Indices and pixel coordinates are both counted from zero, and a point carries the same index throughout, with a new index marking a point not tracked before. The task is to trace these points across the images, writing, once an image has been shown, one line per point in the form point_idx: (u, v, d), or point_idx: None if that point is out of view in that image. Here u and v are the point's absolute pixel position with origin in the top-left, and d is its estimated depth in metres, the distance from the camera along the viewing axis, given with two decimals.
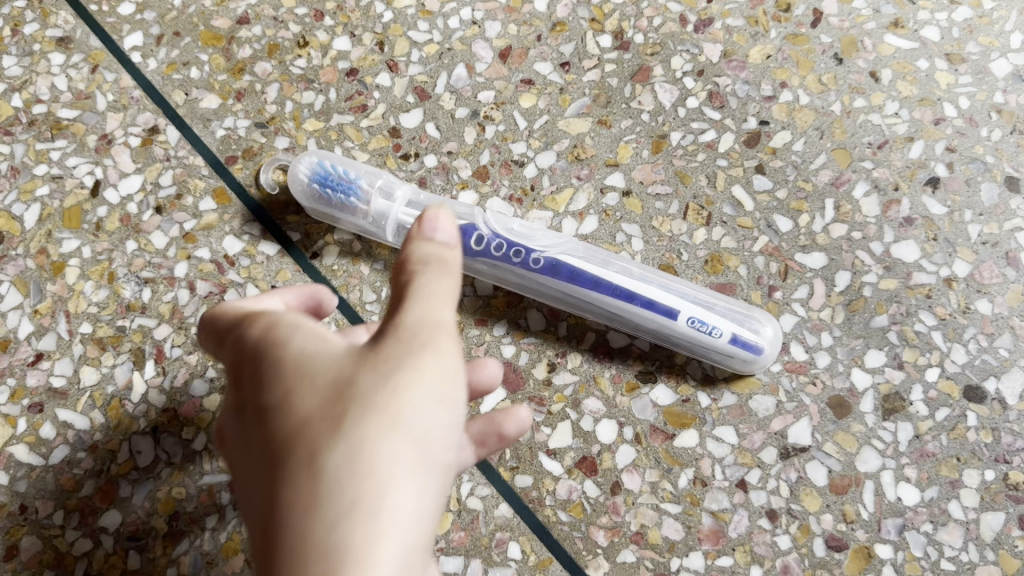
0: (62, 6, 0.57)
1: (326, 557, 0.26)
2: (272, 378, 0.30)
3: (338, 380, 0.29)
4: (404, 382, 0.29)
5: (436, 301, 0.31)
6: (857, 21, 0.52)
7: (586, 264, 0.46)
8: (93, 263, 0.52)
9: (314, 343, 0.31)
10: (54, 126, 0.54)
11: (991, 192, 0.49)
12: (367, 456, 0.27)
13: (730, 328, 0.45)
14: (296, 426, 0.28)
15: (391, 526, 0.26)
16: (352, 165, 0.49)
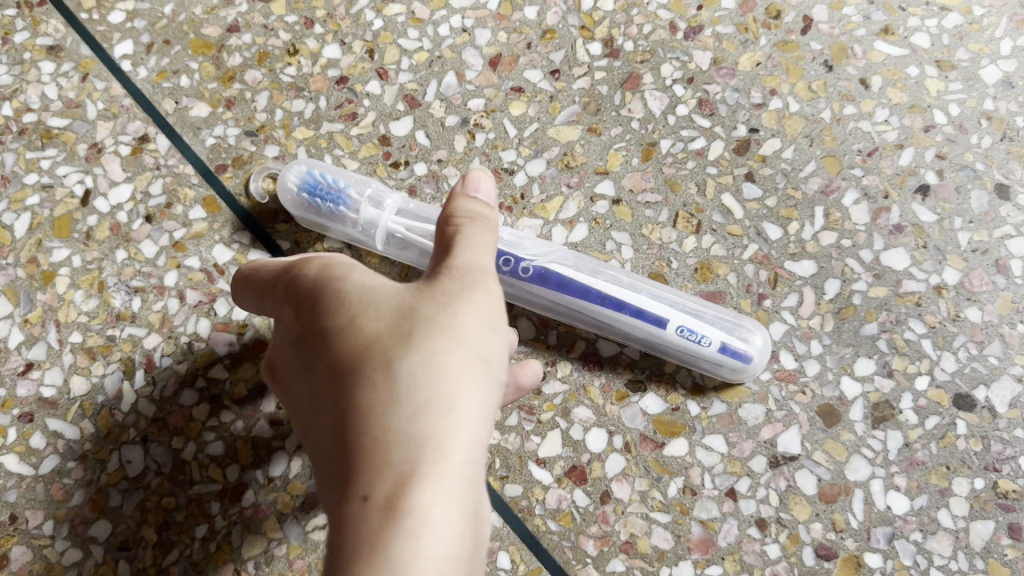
0: (52, 14, 0.57)
1: (407, 441, 0.29)
2: (342, 312, 0.35)
3: (404, 307, 0.33)
4: (462, 307, 0.33)
5: (482, 249, 0.37)
6: (847, 27, 0.52)
7: (575, 272, 0.46)
8: (83, 272, 0.51)
9: (375, 287, 0.36)
10: (44, 134, 0.54)
11: (980, 200, 0.49)
12: (438, 363, 0.31)
13: (720, 336, 0.44)
14: (370, 343, 0.32)
15: (462, 420, 0.30)
16: (342, 173, 0.49)
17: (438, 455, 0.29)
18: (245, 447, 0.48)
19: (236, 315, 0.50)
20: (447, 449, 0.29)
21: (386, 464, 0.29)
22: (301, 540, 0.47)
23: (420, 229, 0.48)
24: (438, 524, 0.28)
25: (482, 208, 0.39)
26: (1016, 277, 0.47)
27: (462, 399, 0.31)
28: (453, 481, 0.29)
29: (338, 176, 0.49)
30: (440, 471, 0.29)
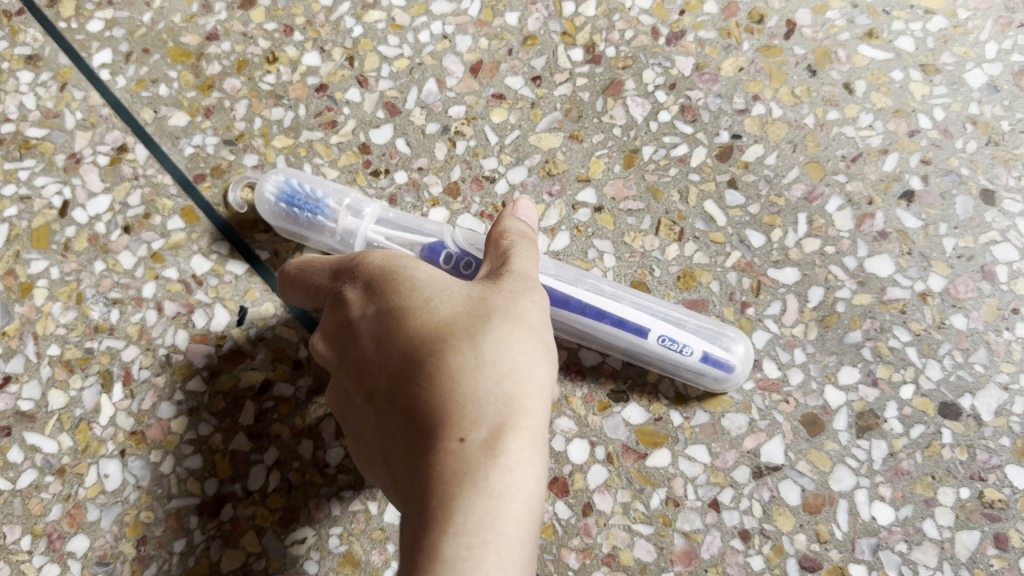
0: (30, 23, 0.56)
1: (495, 399, 0.33)
2: (412, 293, 0.37)
3: (476, 294, 0.36)
4: (528, 296, 0.37)
5: (533, 253, 0.40)
6: (831, 32, 0.52)
7: (555, 281, 0.44)
8: (61, 284, 0.51)
9: (442, 277, 0.38)
10: (23, 145, 0.54)
11: (966, 205, 0.48)
12: (515, 340, 0.35)
13: (701, 344, 0.44)
14: (450, 320, 0.35)
15: (538, 390, 0.34)
16: (321, 183, 0.49)
17: (525, 414, 0.33)
18: (224, 460, 0.48)
19: (215, 327, 0.50)
20: (529, 410, 0.33)
21: (478, 418, 0.32)
22: (280, 554, 0.46)
23: (400, 237, 0.47)
24: (526, 470, 0.32)
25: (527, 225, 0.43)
26: (1003, 283, 0.47)
27: (538, 370, 0.34)
28: (535, 436, 0.33)
29: (317, 185, 0.48)
30: (527, 428, 0.33)
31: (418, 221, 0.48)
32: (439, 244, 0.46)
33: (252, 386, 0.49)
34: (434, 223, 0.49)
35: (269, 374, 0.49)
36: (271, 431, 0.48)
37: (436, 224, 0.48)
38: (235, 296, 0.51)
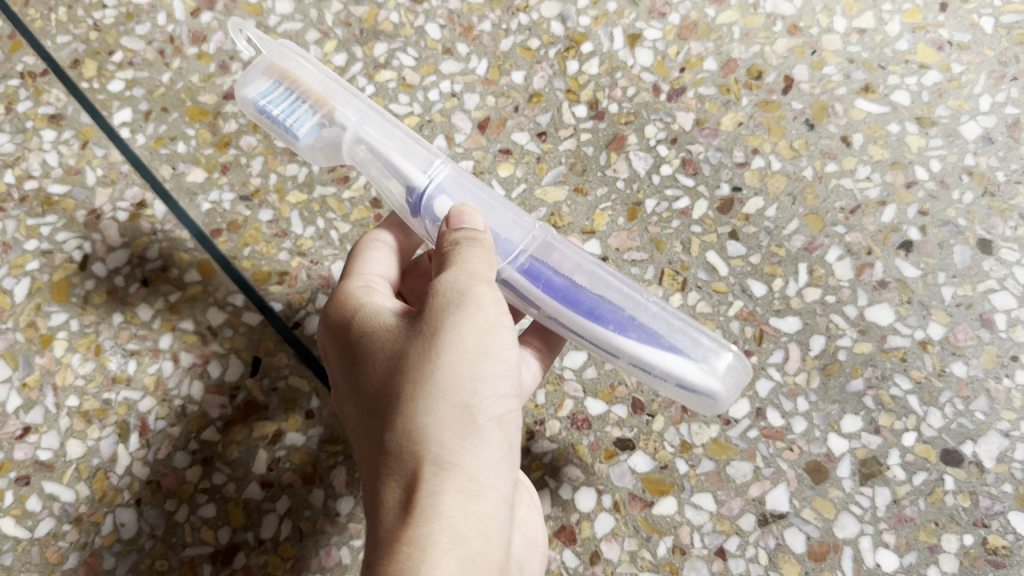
0: (54, 84, 0.60)
1: (402, 506, 0.34)
2: (352, 368, 0.39)
3: (395, 365, 0.37)
4: (440, 353, 0.36)
5: (474, 266, 0.39)
6: (828, 87, 0.54)
7: (553, 284, 0.42)
8: (80, 335, 0.53)
9: (377, 332, 0.39)
10: (45, 201, 0.56)
11: (964, 254, 0.49)
12: (420, 427, 0.35)
13: (672, 368, 0.41)
14: (375, 410, 0.37)
15: (445, 482, 0.35)
16: (296, 100, 0.46)
17: (424, 515, 0.34)
18: (237, 509, 0.48)
19: (229, 377, 0.51)
20: (429, 511, 0.34)
21: (385, 530, 0.34)
22: None
23: (377, 175, 0.45)
24: None
25: (475, 228, 0.41)
26: (1001, 331, 0.48)
27: (445, 453, 0.35)
28: (439, 536, 0.33)
29: (291, 105, 0.46)
30: (429, 530, 0.33)
31: (404, 143, 0.44)
32: (413, 194, 0.44)
33: (264, 435, 0.50)
34: (424, 145, 0.45)
35: (281, 424, 0.50)
36: (283, 479, 0.49)
37: (423, 151, 0.44)
38: (249, 346, 0.52)
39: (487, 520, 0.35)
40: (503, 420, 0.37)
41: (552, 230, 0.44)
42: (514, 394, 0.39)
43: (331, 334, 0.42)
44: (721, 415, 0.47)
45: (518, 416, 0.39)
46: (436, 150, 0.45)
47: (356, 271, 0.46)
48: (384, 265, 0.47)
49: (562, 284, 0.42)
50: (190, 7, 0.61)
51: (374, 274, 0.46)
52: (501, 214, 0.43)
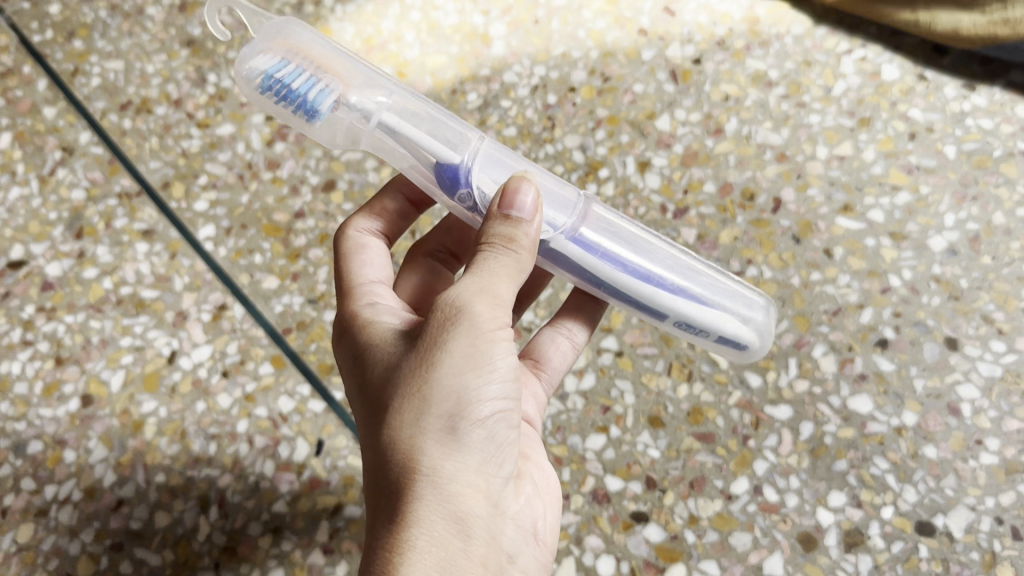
0: (147, 204, 0.70)
1: (391, 507, 0.41)
2: (360, 375, 0.45)
3: (392, 377, 0.43)
4: (428, 368, 0.42)
5: (492, 280, 0.44)
6: (812, 206, 0.62)
7: (608, 254, 0.48)
8: (167, 421, 0.61)
9: (383, 345, 0.45)
10: (138, 304, 0.66)
11: (933, 350, 0.57)
12: (408, 436, 0.41)
13: (731, 328, 0.50)
14: (374, 415, 0.43)
15: (426, 487, 0.41)
16: (313, 72, 0.46)
17: (406, 517, 0.40)
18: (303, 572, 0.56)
19: (297, 457, 0.59)
20: (410, 515, 0.40)
21: (377, 526, 0.41)
22: None
23: (410, 151, 0.48)
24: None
25: (521, 217, 0.44)
26: (967, 418, 0.55)
27: (429, 460, 0.41)
28: (417, 536, 0.40)
29: (306, 79, 0.46)
30: (409, 532, 0.40)
31: (440, 120, 0.48)
32: (455, 170, 0.47)
33: (327, 507, 0.58)
34: (459, 123, 0.48)
35: (341, 497, 0.58)
36: (343, 546, 0.56)
37: (460, 129, 0.48)
38: (314, 430, 0.60)
39: (466, 518, 0.42)
40: (488, 423, 0.43)
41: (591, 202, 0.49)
42: (504, 398, 0.44)
43: (345, 338, 0.48)
44: (723, 491, 0.54)
45: (511, 417, 0.44)
46: (470, 126, 0.49)
47: (353, 280, 0.53)
48: (377, 266, 0.54)
49: (613, 253, 0.48)
50: (265, 138, 0.72)
51: (372, 280, 0.53)
52: (554, 183, 0.49)
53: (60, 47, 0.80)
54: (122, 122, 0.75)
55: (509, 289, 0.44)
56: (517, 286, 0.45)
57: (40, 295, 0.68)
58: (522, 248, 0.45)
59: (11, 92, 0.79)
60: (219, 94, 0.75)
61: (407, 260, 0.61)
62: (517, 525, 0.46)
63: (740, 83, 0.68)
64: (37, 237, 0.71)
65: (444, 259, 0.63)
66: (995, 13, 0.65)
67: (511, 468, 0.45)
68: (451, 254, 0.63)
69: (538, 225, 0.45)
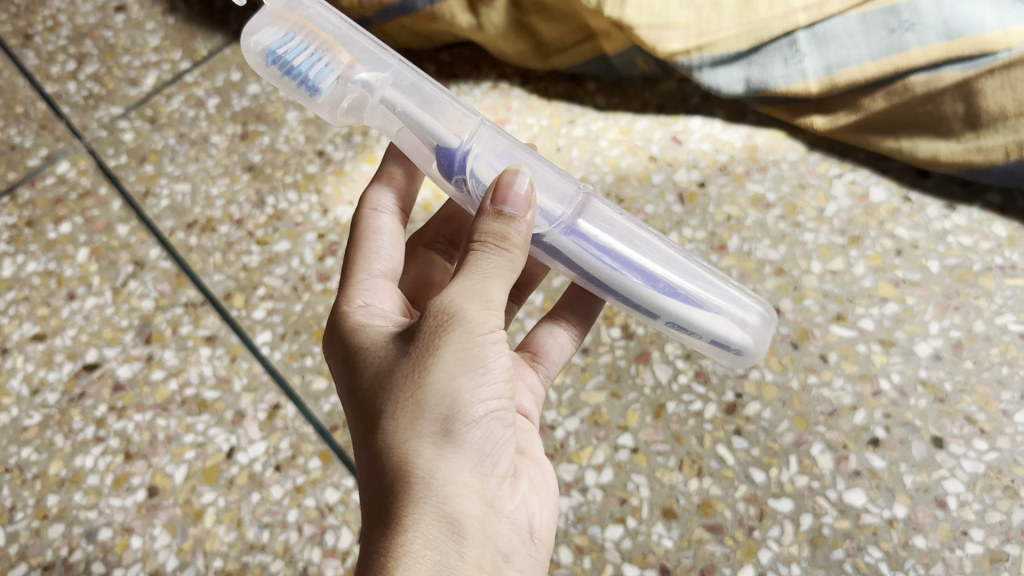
0: (210, 313, 0.79)
1: (390, 509, 0.46)
2: (355, 381, 0.50)
3: (386, 385, 0.48)
4: (421, 377, 0.47)
5: (484, 283, 0.49)
6: (808, 315, 0.69)
7: (612, 253, 0.54)
8: (225, 510, 0.69)
9: (378, 352, 0.50)
10: (201, 403, 0.74)
11: (920, 448, 0.63)
12: (404, 441, 0.47)
13: (714, 326, 0.56)
14: (369, 421, 0.48)
15: (421, 489, 0.46)
16: (317, 50, 0.53)
17: (406, 517, 0.46)
18: None
19: (341, 544, 0.67)
20: (407, 518, 0.46)
21: (377, 526, 0.46)
22: None
23: (409, 128, 0.54)
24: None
25: (514, 215, 0.49)
26: (953, 510, 0.60)
27: (426, 462, 0.47)
28: (414, 535, 0.45)
29: (309, 57, 0.53)
30: (410, 532, 0.45)
31: (439, 104, 0.54)
32: (452, 153, 0.53)
33: None
34: (457, 109, 0.54)
35: None
36: None
37: (459, 113, 0.54)
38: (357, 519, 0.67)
39: (460, 517, 0.47)
40: (479, 425, 0.48)
41: (598, 201, 0.55)
42: (494, 399, 0.49)
43: (340, 345, 0.53)
44: None
45: (501, 417, 0.50)
46: (472, 112, 0.55)
47: (359, 269, 0.59)
48: (384, 257, 0.60)
49: (615, 252, 0.54)
50: (317, 253, 0.81)
51: (377, 271, 0.59)
52: (550, 176, 0.54)
53: (133, 171, 0.90)
54: (188, 239, 0.84)
55: (500, 291, 0.50)
56: (508, 285, 0.51)
57: (112, 395, 0.76)
58: (514, 246, 0.50)
59: (88, 211, 0.88)
60: (277, 214, 0.84)
61: (410, 254, 0.71)
62: (512, 524, 0.51)
63: (741, 204, 0.76)
64: (109, 341, 0.79)
65: (443, 248, 0.72)
66: (969, 141, 0.72)
67: (501, 468, 0.51)
68: (449, 243, 0.72)
69: (529, 217, 0.50)
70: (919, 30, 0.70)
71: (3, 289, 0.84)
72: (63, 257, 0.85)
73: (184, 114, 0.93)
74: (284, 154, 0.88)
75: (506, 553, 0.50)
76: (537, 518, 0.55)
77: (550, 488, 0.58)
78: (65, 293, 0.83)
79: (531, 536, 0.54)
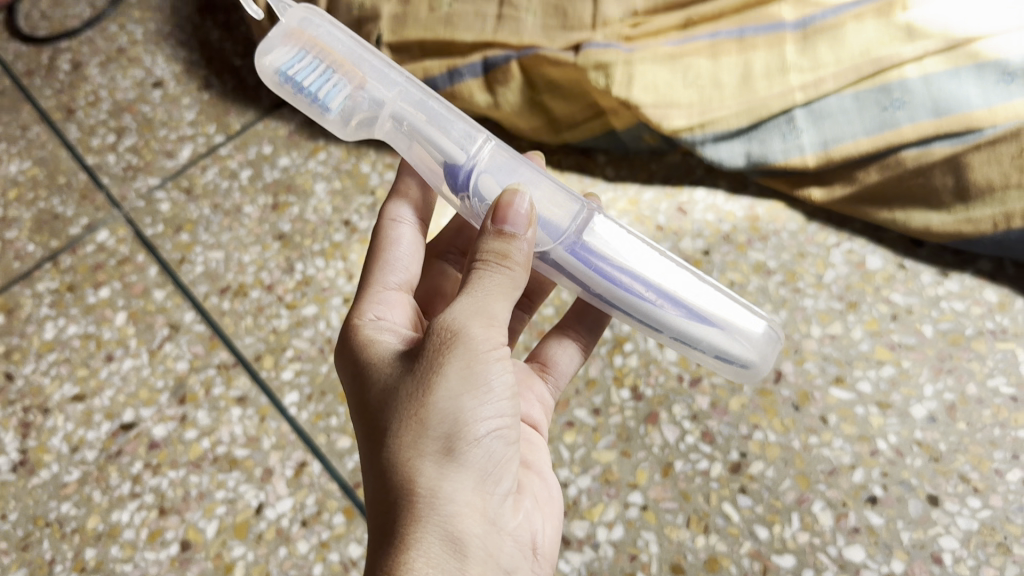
0: (241, 374, 0.84)
1: (395, 526, 0.48)
2: (364, 399, 0.52)
3: (392, 404, 0.50)
4: (427, 396, 0.49)
5: (487, 301, 0.52)
6: (808, 378, 0.73)
7: (612, 267, 0.57)
8: (254, 564, 0.73)
9: (386, 371, 0.52)
10: (231, 461, 0.78)
11: (916, 506, 0.66)
12: (409, 460, 0.49)
13: (715, 338, 0.58)
14: (376, 438, 0.50)
15: (425, 507, 0.48)
16: (326, 71, 0.57)
17: (410, 537, 0.47)
18: None
19: None
20: (411, 535, 0.47)
21: (382, 544, 0.48)
22: None
23: (418, 142, 0.58)
24: None
25: (514, 232, 0.52)
26: (949, 565, 0.63)
27: (429, 481, 0.48)
28: (417, 552, 0.47)
29: (318, 77, 0.56)
30: (413, 551, 0.47)
31: (445, 120, 0.57)
32: (458, 169, 0.57)
33: None
34: (464, 124, 0.57)
35: None
36: None
37: (465, 131, 0.57)
38: None
39: (462, 535, 0.48)
40: (483, 443, 0.50)
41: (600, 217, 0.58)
42: (497, 418, 0.51)
43: (350, 362, 0.55)
44: None
45: (504, 435, 0.51)
46: (477, 127, 0.58)
47: (374, 281, 0.62)
48: (399, 271, 0.64)
49: (615, 267, 0.57)
50: (343, 317, 0.86)
51: (391, 284, 0.63)
52: (553, 193, 0.57)
53: (170, 239, 0.95)
54: (222, 304, 0.89)
55: (501, 308, 0.53)
56: (510, 301, 0.53)
57: (147, 453, 0.80)
58: (514, 264, 0.53)
59: (126, 277, 0.93)
60: (305, 280, 0.89)
61: (426, 266, 0.76)
62: (513, 541, 0.53)
63: (744, 271, 0.80)
64: (145, 402, 0.83)
65: (454, 258, 0.77)
66: (959, 213, 0.76)
67: (504, 487, 0.52)
68: (461, 253, 0.77)
69: (530, 233, 0.53)
70: (910, 107, 0.76)
71: (46, 351, 0.88)
72: (102, 320, 0.90)
73: (218, 186, 0.99)
74: (312, 224, 0.94)
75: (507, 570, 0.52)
76: (539, 534, 0.57)
77: (552, 503, 0.61)
78: (103, 355, 0.87)
79: (533, 551, 0.56)
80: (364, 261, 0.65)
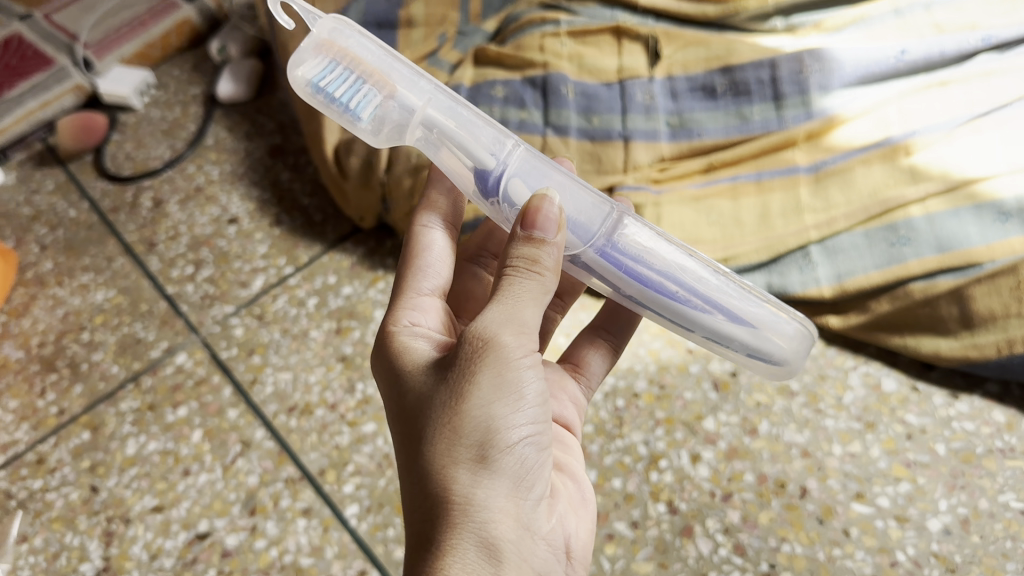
0: (307, 487, 0.92)
1: (435, 530, 0.55)
2: (404, 409, 0.59)
3: (428, 413, 0.57)
4: (461, 405, 0.56)
5: (516, 309, 0.58)
6: (832, 493, 0.79)
7: (648, 271, 0.63)
8: None
9: (423, 380, 0.59)
10: (298, 569, 0.86)
11: None
12: (446, 468, 0.55)
13: (741, 334, 0.63)
14: (415, 446, 0.57)
15: (461, 512, 0.54)
16: (357, 82, 0.64)
17: (449, 539, 0.54)
18: None
19: None
20: (450, 540, 0.54)
21: (423, 546, 0.55)
22: None
23: (447, 144, 0.64)
24: None
25: (543, 236, 0.59)
26: None
27: (465, 486, 0.55)
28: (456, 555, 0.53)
29: (348, 88, 0.63)
30: (451, 554, 0.53)
31: (475, 124, 0.64)
32: (488, 173, 0.63)
33: None
34: (492, 129, 0.64)
35: None
36: None
37: (495, 138, 0.64)
38: None
39: (496, 538, 0.55)
40: (513, 449, 0.57)
41: (635, 222, 0.64)
42: (526, 426, 0.58)
43: (390, 373, 0.63)
44: None
45: (533, 442, 0.58)
46: (506, 134, 0.64)
47: (408, 289, 0.70)
48: (432, 278, 0.72)
49: (650, 273, 0.63)
50: None
51: (424, 291, 0.70)
52: (581, 199, 0.63)
53: (242, 361, 1.05)
54: (289, 422, 0.98)
55: (531, 313, 0.59)
56: (539, 304, 0.60)
57: (221, 560, 0.88)
58: (543, 268, 0.60)
59: (202, 396, 1.02)
60: (366, 399, 0.98)
61: (459, 268, 0.85)
62: (544, 544, 0.60)
63: (769, 392, 0.87)
64: (219, 513, 0.91)
65: (486, 260, 0.85)
66: (965, 338, 0.83)
67: (534, 491, 0.59)
68: (491, 256, 0.85)
69: (557, 235, 0.60)
70: (915, 244, 0.84)
71: (127, 466, 0.96)
72: (180, 437, 0.98)
73: (287, 312, 1.09)
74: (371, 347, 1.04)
75: (541, 571, 0.59)
76: (570, 539, 0.64)
77: (585, 505, 0.69)
78: (181, 469, 0.95)
79: (566, 556, 0.63)
80: (399, 266, 0.73)
